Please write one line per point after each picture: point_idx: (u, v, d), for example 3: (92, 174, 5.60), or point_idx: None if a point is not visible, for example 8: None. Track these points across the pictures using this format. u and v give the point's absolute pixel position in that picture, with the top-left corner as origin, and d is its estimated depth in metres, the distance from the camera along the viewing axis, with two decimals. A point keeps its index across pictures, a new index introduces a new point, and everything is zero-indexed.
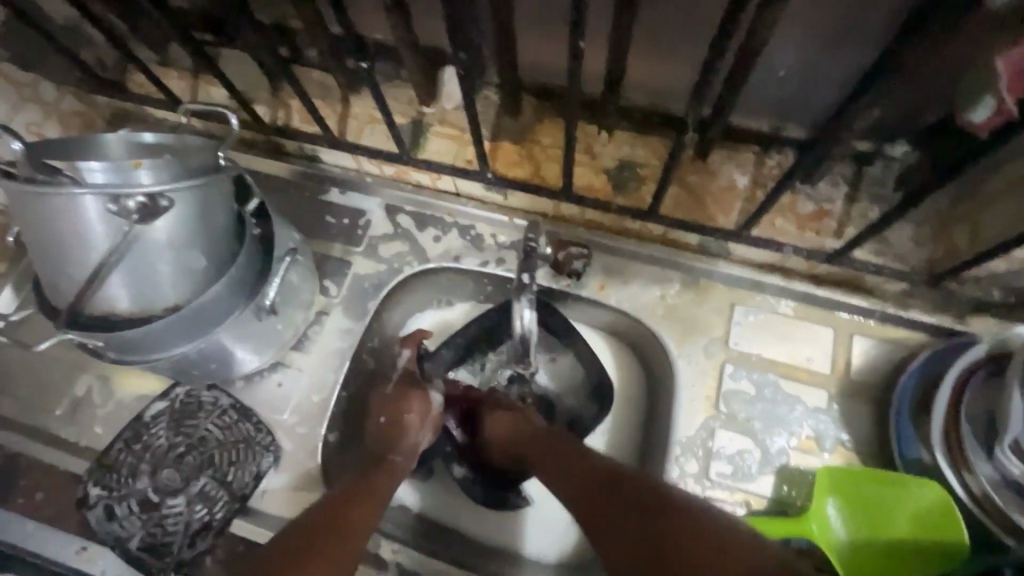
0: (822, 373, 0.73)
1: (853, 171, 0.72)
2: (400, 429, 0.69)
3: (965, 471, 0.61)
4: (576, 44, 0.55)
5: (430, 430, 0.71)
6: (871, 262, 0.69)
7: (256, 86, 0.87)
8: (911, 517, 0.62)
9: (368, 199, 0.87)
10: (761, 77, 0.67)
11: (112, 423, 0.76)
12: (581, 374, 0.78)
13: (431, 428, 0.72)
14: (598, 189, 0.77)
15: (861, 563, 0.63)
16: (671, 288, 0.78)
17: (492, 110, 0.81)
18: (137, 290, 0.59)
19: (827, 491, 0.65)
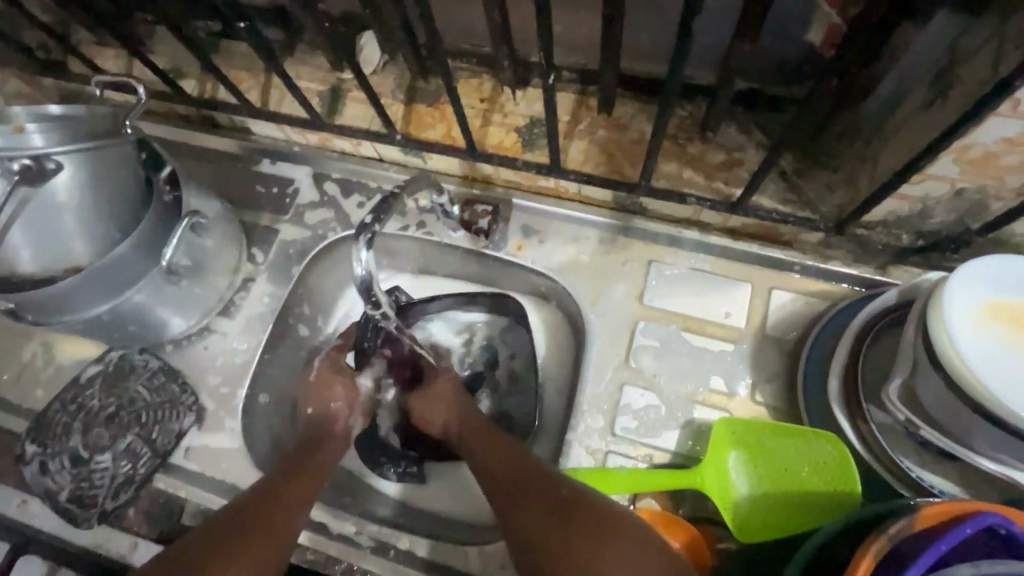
0: (736, 328, 0.71)
1: (763, 119, 0.69)
2: (330, 417, 0.71)
3: (860, 421, 0.59)
4: None
5: (362, 415, 0.75)
6: (777, 210, 0.67)
7: (186, 61, 0.89)
8: (809, 469, 0.60)
9: (297, 168, 0.89)
10: (655, 22, 0.65)
11: (53, 385, 0.80)
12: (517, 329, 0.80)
13: (362, 412, 0.75)
14: (508, 146, 0.76)
15: (759, 518, 0.61)
16: (586, 246, 0.78)
17: (407, 73, 0.81)
18: (37, 251, 0.63)
19: (727, 444, 0.64)
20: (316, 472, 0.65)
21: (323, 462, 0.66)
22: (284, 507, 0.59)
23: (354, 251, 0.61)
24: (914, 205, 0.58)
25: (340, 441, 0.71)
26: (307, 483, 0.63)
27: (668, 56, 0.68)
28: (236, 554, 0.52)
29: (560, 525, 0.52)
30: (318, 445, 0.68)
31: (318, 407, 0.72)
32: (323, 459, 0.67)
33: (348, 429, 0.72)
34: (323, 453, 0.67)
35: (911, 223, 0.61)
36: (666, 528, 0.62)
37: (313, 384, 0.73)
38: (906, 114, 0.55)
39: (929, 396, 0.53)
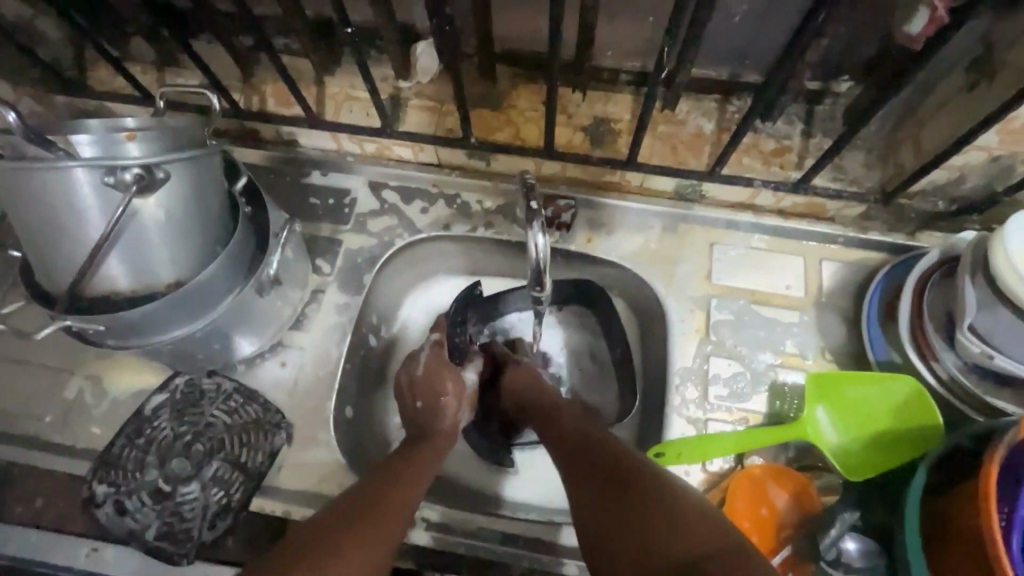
0: (798, 297, 0.79)
1: (806, 110, 0.78)
2: (439, 409, 0.72)
3: (932, 361, 0.67)
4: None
5: (467, 408, 0.75)
6: (830, 188, 0.76)
7: (227, 74, 0.86)
8: (890, 411, 0.68)
9: (351, 178, 0.88)
10: (718, 26, 0.73)
11: (110, 422, 0.74)
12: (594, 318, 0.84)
13: (468, 406, 0.75)
14: (577, 145, 0.80)
15: (854, 460, 0.68)
16: (652, 234, 0.83)
17: (468, 81, 0.84)
18: (137, 267, 0.59)
19: (817, 399, 0.70)
20: (421, 469, 0.65)
21: (425, 460, 0.67)
22: (399, 507, 0.60)
23: (530, 234, 0.64)
24: (952, 174, 0.69)
25: (447, 438, 0.71)
26: (413, 480, 0.64)
27: (723, 57, 0.77)
28: (354, 535, 0.55)
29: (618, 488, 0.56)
30: (426, 443, 0.69)
31: (426, 398, 0.72)
32: (427, 458, 0.67)
33: (456, 423, 0.72)
34: (427, 452, 0.68)
35: (945, 190, 0.72)
36: (776, 481, 0.68)
37: (418, 385, 0.73)
38: (943, 98, 0.66)
39: (996, 329, 0.62)
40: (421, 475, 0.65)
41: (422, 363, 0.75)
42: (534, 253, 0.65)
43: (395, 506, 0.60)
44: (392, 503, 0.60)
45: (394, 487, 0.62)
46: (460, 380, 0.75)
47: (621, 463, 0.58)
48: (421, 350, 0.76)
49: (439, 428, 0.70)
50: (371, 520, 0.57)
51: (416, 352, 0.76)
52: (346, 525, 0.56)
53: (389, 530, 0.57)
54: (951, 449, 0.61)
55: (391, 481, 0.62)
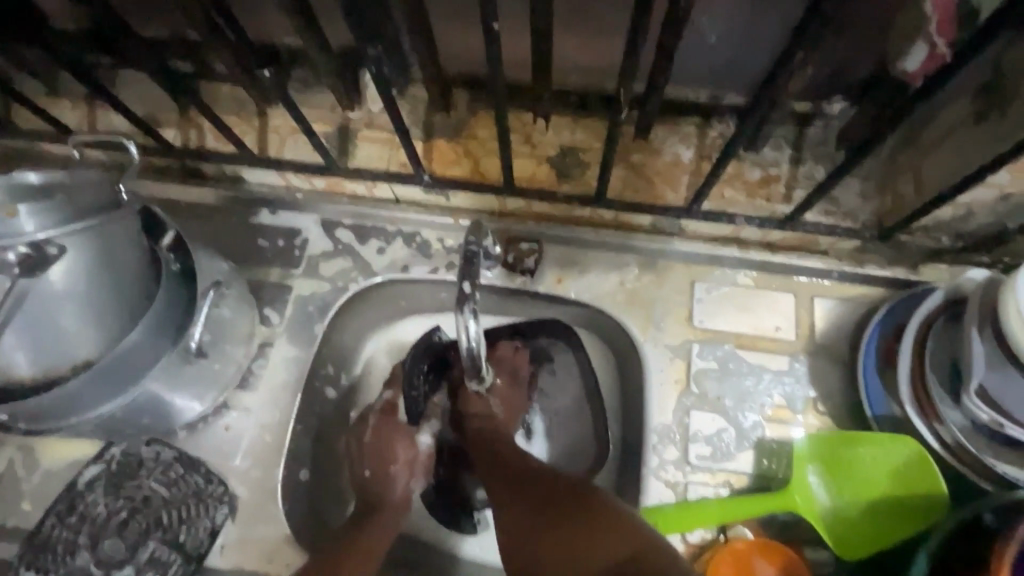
0: (789, 340, 0.72)
1: (794, 133, 0.70)
2: (389, 479, 0.66)
3: (936, 421, 0.60)
4: (490, 27, 0.51)
5: (423, 473, 0.69)
6: (822, 222, 0.68)
7: (161, 108, 0.80)
8: (890, 476, 0.62)
9: (302, 217, 0.81)
10: (691, 45, 0.65)
11: (42, 497, 0.68)
12: (567, 365, 0.77)
13: (424, 471, 0.70)
14: (542, 179, 0.73)
15: (849, 530, 0.62)
16: (628, 273, 0.76)
17: (421, 109, 0.76)
18: (39, 351, 0.53)
19: (807, 461, 0.64)
20: (370, 546, 0.59)
21: (375, 536, 0.61)
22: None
23: (462, 323, 0.58)
24: (958, 209, 0.61)
25: (401, 509, 0.65)
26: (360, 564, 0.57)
27: (699, 78, 0.69)
28: None
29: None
30: (375, 516, 0.63)
31: (378, 466, 0.66)
32: (377, 531, 0.61)
33: (408, 494, 0.67)
34: (375, 524, 0.62)
35: (950, 224, 0.64)
36: (764, 554, 0.61)
37: (366, 459, 0.67)
38: (946, 126, 0.58)
39: (1010, 393, 0.56)
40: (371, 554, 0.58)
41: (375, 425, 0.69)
42: (466, 341, 0.59)
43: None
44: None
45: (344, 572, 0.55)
46: (413, 439, 0.69)
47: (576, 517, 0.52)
48: (373, 409, 0.70)
49: (390, 501, 0.65)
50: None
51: (368, 414, 0.70)
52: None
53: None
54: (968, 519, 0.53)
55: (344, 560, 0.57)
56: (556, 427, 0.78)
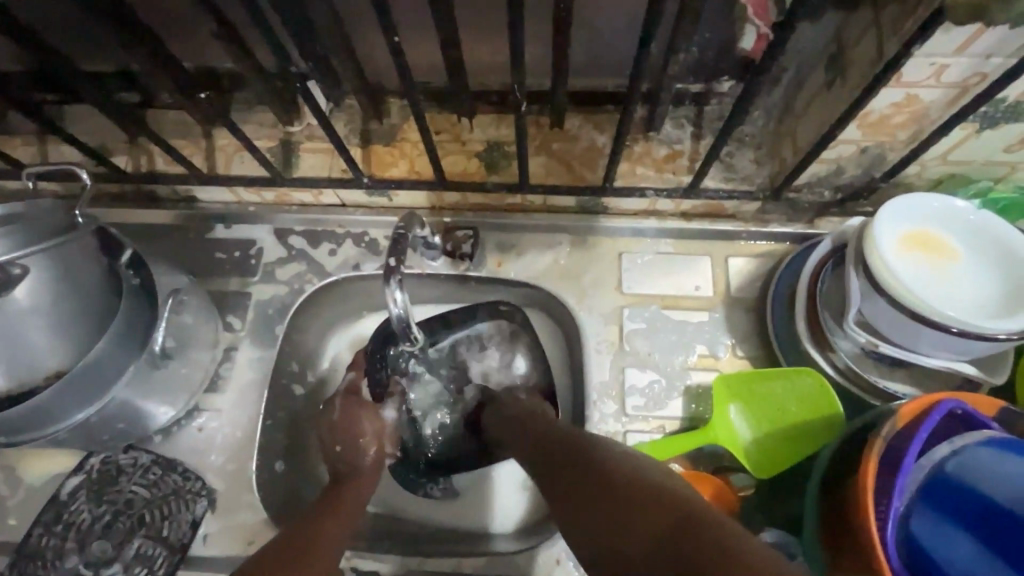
0: (708, 297, 0.80)
1: (693, 112, 0.79)
2: (355, 453, 0.72)
3: (829, 351, 0.69)
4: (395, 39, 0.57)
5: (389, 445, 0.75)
6: (721, 189, 0.76)
7: (111, 137, 0.84)
8: (798, 403, 0.70)
9: (255, 228, 0.87)
10: (590, 40, 0.73)
11: (27, 512, 0.72)
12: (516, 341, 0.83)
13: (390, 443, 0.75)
14: (473, 172, 0.80)
15: (768, 456, 0.70)
16: (561, 251, 0.83)
17: (357, 118, 0.83)
18: (14, 361, 0.60)
19: (726, 398, 0.72)
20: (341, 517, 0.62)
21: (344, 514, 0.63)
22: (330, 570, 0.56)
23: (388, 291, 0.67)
24: (832, 166, 0.70)
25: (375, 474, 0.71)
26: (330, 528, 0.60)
27: (602, 70, 0.77)
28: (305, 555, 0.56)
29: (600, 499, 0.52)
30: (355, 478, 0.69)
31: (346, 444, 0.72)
32: (347, 508, 0.64)
33: (377, 462, 0.72)
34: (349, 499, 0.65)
35: (829, 180, 0.73)
36: (694, 485, 0.69)
37: (339, 436, 0.73)
38: (810, 94, 0.67)
39: (881, 320, 0.63)
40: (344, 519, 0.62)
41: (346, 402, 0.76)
42: (394, 310, 0.68)
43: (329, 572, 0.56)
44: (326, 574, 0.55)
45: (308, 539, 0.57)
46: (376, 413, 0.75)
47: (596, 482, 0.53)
48: (337, 395, 0.76)
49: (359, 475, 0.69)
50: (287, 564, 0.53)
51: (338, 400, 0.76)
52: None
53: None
54: (858, 428, 0.61)
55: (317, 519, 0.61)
56: None
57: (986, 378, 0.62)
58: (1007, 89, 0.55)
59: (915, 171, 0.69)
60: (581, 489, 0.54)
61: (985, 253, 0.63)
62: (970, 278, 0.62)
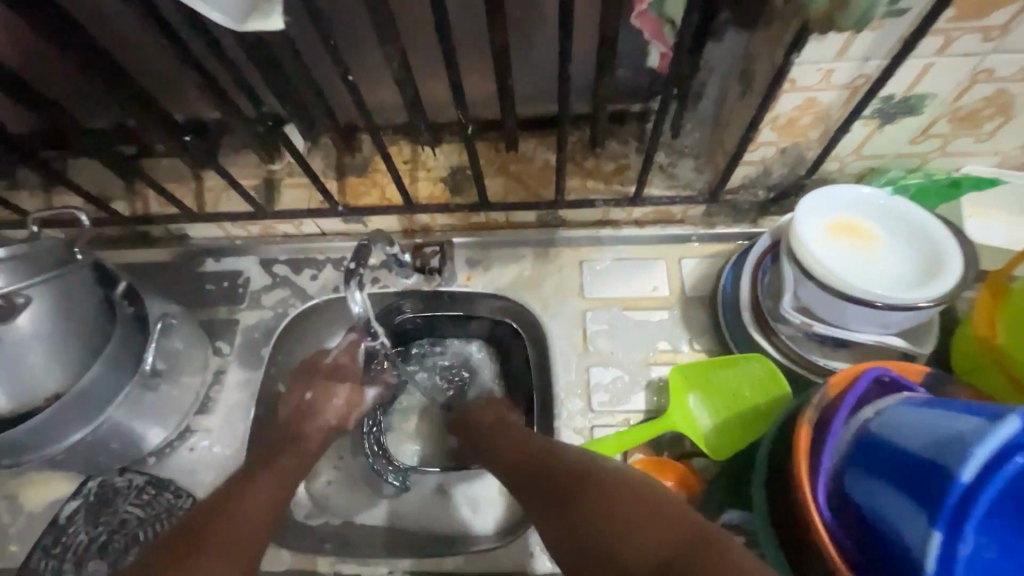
0: (664, 297, 0.86)
1: (636, 129, 0.86)
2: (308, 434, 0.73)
3: (774, 336, 0.74)
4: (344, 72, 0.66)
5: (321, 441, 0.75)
6: (665, 195, 0.83)
7: (109, 186, 0.92)
8: (751, 387, 0.74)
9: (243, 260, 0.93)
10: (533, 71, 0.81)
11: (27, 537, 0.76)
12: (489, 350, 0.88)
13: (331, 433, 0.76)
14: (439, 195, 0.87)
15: (728, 441, 0.73)
16: (525, 262, 0.90)
17: (332, 155, 0.91)
18: (16, 384, 0.64)
19: (685, 389, 0.76)
20: (251, 505, 0.62)
21: (255, 499, 0.63)
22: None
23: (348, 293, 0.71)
24: (759, 167, 0.77)
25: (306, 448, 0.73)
26: (233, 513, 0.60)
27: (548, 97, 0.85)
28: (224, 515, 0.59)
29: (575, 495, 0.55)
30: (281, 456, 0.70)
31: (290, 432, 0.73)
32: (256, 492, 0.63)
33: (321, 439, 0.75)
34: (258, 482, 0.65)
35: (762, 182, 0.80)
36: (658, 472, 0.72)
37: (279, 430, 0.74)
38: (732, 104, 0.74)
39: (814, 302, 0.68)
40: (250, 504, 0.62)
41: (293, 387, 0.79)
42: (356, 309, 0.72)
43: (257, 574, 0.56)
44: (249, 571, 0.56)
45: (205, 533, 0.56)
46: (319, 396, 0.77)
47: (572, 485, 0.56)
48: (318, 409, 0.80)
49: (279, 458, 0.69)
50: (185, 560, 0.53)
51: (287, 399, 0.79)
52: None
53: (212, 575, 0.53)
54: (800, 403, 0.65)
55: (224, 505, 0.61)
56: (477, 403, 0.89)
57: (914, 349, 0.66)
58: (890, 88, 0.62)
59: (836, 166, 0.76)
60: (561, 489, 0.57)
61: (906, 239, 0.68)
62: (889, 258, 0.67)
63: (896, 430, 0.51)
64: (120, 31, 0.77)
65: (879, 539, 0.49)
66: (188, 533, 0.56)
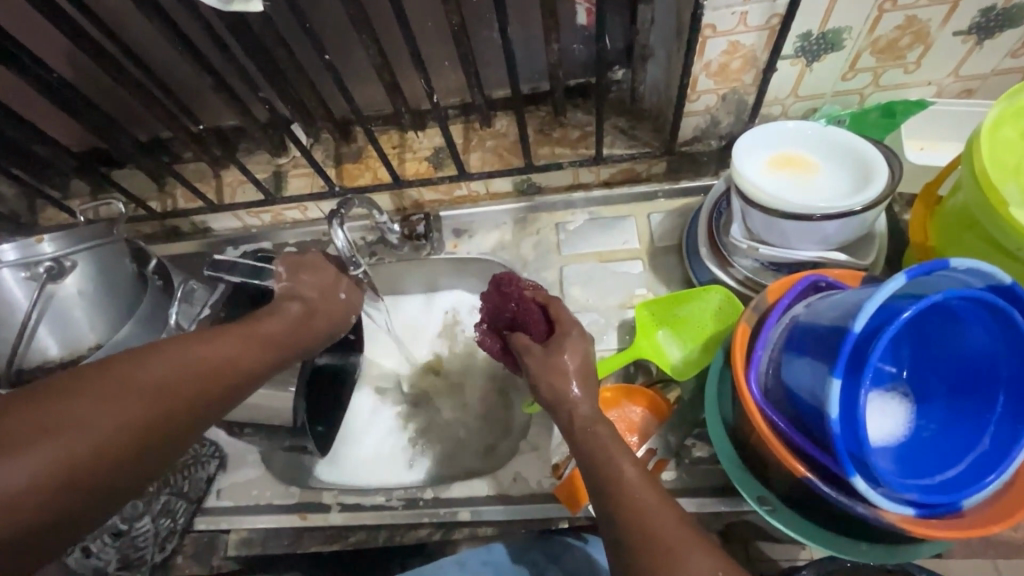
0: (634, 248, 0.92)
1: (598, 100, 0.95)
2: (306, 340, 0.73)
3: (730, 268, 0.79)
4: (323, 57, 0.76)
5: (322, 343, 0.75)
6: (626, 154, 0.91)
7: (147, 189, 1.07)
8: (711, 317, 0.79)
9: (259, 246, 1.06)
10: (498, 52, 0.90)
11: None
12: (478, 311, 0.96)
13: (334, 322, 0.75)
14: (424, 171, 0.97)
15: (694, 367, 0.78)
16: (506, 229, 0.98)
17: (332, 146, 1.02)
18: (63, 338, 0.73)
19: (652, 324, 0.81)
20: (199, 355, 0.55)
21: (215, 347, 0.56)
22: (188, 416, 0.53)
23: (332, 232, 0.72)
24: (706, 118, 0.84)
25: (322, 319, 0.69)
26: (175, 356, 0.53)
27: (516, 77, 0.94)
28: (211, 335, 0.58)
29: (599, 478, 0.53)
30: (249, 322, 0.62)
31: (292, 324, 0.65)
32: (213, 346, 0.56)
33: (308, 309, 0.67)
34: (214, 341, 0.57)
35: (713, 132, 0.86)
36: (626, 397, 0.78)
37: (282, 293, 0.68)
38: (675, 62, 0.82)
39: (757, 228, 0.74)
40: (202, 356, 0.55)
41: (307, 282, 0.70)
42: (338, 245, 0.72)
43: (175, 422, 0.52)
44: (171, 415, 0.51)
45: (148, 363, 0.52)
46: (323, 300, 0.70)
47: (597, 470, 0.53)
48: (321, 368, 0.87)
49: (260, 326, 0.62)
50: (122, 380, 0.49)
51: (278, 296, 0.68)
52: (60, 398, 0.47)
53: (134, 405, 0.49)
54: None
55: (176, 345, 0.54)
56: (462, 360, 0.94)
57: (855, 262, 0.71)
58: (804, 25, 0.69)
59: (779, 110, 0.82)
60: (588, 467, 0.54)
61: (844, 164, 0.73)
62: (828, 182, 0.72)
63: (820, 315, 0.56)
64: (147, 49, 0.91)
65: (799, 411, 0.54)
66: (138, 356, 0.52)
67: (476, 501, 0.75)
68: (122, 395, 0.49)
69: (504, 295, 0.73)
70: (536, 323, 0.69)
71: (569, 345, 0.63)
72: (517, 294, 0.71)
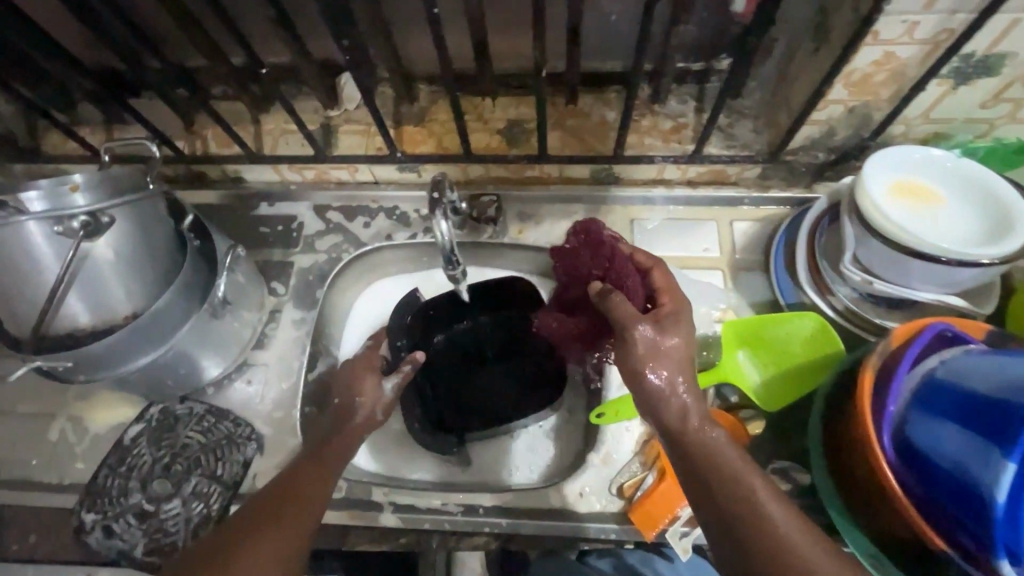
0: (714, 257, 0.86)
1: (695, 89, 0.87)
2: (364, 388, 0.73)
3: (829, 295, 0.75)
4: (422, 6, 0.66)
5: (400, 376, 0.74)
6: (724, 155, 0.83)
7: (170, 125, 0.94)
8: (801, 344, 0.74)
9: (297, 205, 0.95)
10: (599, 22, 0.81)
11: (93, 456, 0.79)
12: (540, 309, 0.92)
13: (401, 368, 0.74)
14: (495, 146, 0.88)
15: (775, 394, 0.74)
16: (576, 218, 0.90)
17: (391, 102, 0.91)
18: (95, 304, 0.66)
19: (736, 345, 0.77)
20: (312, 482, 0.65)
21: (311, 485, 0.64)
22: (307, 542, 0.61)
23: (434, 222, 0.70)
24: (822, 129, 0.77)
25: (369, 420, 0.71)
26: (296, 491, 0.63)
27: (610, 52, 0.85)
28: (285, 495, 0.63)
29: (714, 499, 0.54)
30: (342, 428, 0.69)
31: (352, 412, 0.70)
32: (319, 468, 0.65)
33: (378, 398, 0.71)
34: (314, 476, 0.64)
35: (823, 143, 0.80)
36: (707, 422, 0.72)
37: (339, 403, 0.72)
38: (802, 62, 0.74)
39: (873, 260, 0.69)
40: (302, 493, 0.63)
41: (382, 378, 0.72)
42: (442, 240, 0.71)
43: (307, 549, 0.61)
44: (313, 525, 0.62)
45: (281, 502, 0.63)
46: (379, 396, 0.71)
47: (713, 489, 0.54)
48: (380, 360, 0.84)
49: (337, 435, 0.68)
50: (273, 535, 0.60)
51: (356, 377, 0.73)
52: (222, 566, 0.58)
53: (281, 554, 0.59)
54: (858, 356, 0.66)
55: (297, 483, 0.64)
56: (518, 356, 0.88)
57: (972, 309, 0.68)
58: (973, 44, 0.62)
59: (901, 130, 0.75)
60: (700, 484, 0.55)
61: (972, 201, 0.68)
62: (955, 219, 0.67)
63: (970, 378, 0.52)
64: None
65: (935, 479, 0.51)
66: (267, 517, 0.61)
67: (539, 515, 0.72)
68: (279, 540, 0.60)
69: (597, 245, 0.72)
70: (635, 284, 0.68)
71: (672, 326, 0.62)
72: (612, 249, 0.71)
